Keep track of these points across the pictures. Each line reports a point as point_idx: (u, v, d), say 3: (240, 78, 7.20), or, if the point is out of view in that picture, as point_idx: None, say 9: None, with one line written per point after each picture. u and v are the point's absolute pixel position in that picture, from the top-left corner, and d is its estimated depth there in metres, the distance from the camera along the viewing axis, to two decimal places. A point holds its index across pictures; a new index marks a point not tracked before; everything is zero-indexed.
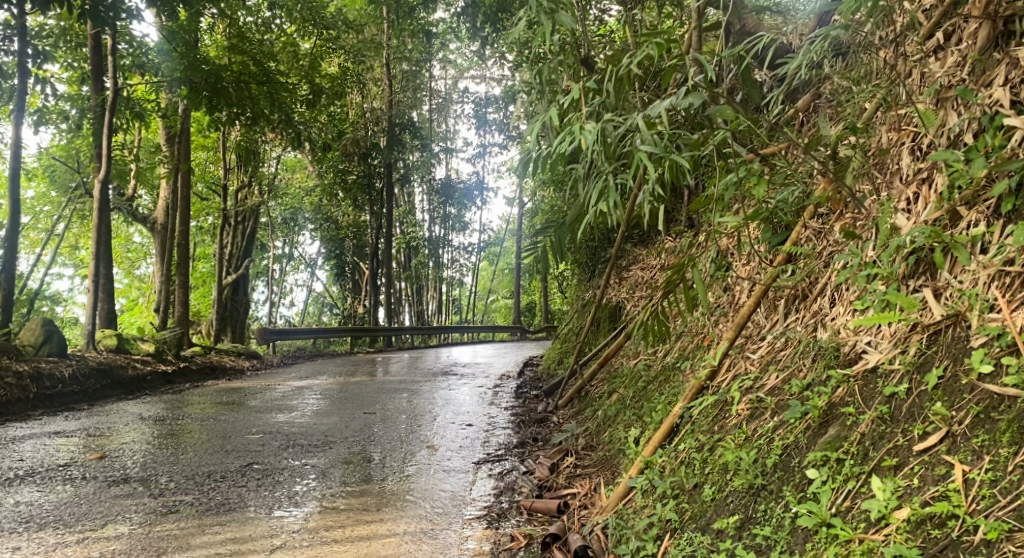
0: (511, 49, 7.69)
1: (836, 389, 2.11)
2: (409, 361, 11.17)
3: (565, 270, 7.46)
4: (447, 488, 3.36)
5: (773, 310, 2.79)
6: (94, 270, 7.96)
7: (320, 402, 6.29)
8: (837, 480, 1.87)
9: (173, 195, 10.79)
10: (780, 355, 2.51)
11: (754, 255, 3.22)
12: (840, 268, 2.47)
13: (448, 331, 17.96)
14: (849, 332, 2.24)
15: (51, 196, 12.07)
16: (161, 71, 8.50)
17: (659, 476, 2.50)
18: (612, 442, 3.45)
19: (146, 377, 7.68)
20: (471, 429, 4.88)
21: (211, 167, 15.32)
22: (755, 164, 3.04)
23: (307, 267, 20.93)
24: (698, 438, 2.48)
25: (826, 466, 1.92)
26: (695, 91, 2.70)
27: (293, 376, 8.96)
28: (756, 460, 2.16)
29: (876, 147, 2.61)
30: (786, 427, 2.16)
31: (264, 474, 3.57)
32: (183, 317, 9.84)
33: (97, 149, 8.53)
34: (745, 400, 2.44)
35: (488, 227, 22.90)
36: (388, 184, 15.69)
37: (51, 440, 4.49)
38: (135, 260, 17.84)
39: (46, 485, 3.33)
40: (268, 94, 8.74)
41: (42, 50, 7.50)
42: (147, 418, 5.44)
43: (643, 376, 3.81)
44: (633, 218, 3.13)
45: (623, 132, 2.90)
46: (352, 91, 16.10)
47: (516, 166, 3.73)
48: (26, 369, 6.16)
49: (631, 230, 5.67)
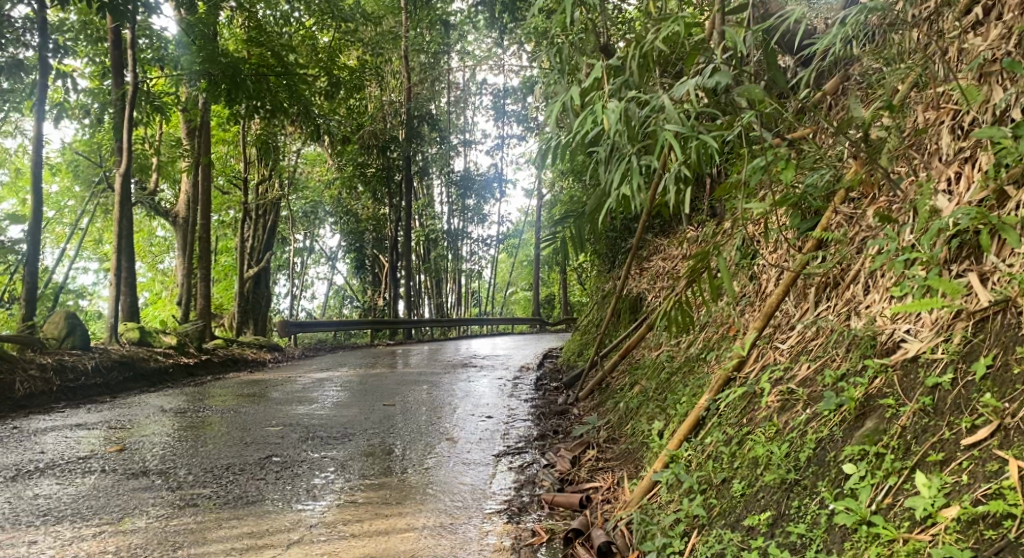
0: (530, 38, 7.60)
1: (873, 379, 2.01)
2: (429, 353, 11.15)
3: (585, 262, 7.38)
4: (467, 481, 3.30)
5: (803, 299, 2.69)
6: (116, 263, 8.00)
7: (340, 394, 6.27)
8: (876, 476, 1.78)
9: (194, 189, 10.83)
10: (810, 345, 2.41)
11: (782, 242, 3.12)
12: (874, 254, 2.37)
13: (468, 323, 17.90)
14: (886, 320, 2.14)
15: (74, 191, 12.17)
16: (180, 64, 8.48)
17: (685, 471, 2.42)
18: (635, 435, 3.37)
19: (168, 369, 7.71)
20: (490, 421, 4.82)
21: (232, 161, 15.39)
22: (783, 148, 2.95)
23: (327, 260, 20.99)
24: (726, 431, 2.40)
25: (864, 460, 1.84)
26: (722, 70, 2.62)
27: (314, 369, 8.97)
28: (788, 454, 2.07)
29: (914, 126, 2.50)
30: (820, 419, 2.07)
31: (282, 467, 3.53)
32: (205, 310, 9.89)
33: (117, 142, 8.56)
34: (775, 392, 2.35)
35: (507, 219, 22.83)
36: (407, 176, 15.64)
37: (73, 432, 4.50)
38: (158, 253, 17.97)
39: (65, 478, 3.32)
40: (288, 87, 8.68)
41: (62, 44, 7.50)
42: (168, 411, 5.44)
43: (667, 367, 3.72)
44: (657, 204, 3.04)
45: (647, 113, 2.81)
46: (371, 84, 16.08)
47: (535, 153, 3.65)
48: (50, 362, 6.20)
49: (652, 219, 5.58)
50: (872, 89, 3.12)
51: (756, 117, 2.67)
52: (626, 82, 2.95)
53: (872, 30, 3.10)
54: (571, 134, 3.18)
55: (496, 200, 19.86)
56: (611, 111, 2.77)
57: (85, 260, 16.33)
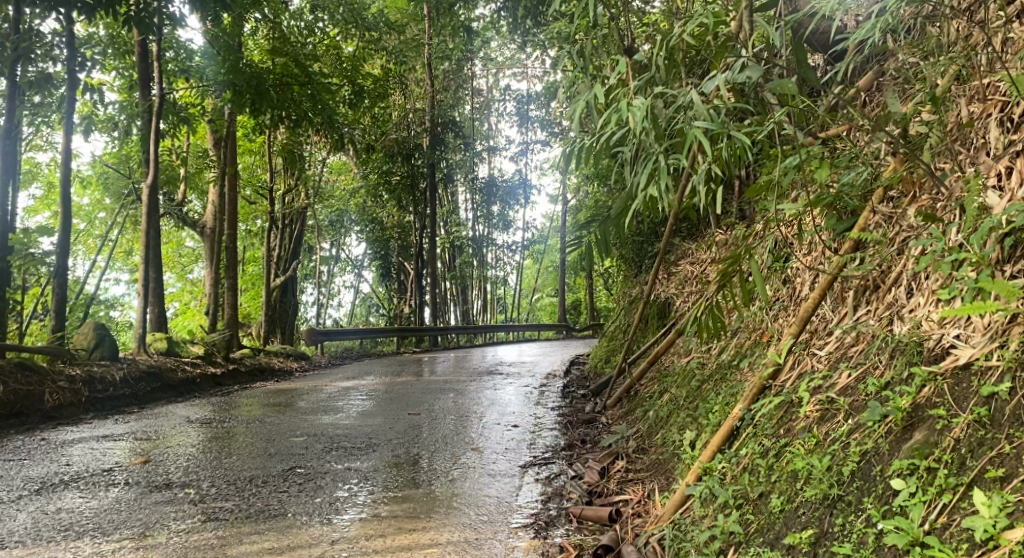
0: (553, 43, 7.52)
1: (921, 388, 1.89)
2: (455, 361, 11.09)
3: (611, 266, 7.28)
4: (493, 494, 3.22)
5: (841, 303, 2.57)
6: (144, 274, 8.06)
7: (366, 403, 6.23)
8: (928, 492, 1.67)
9: (220, 200, 10.90)
10: (851, 352, 2.30)
11: (817, 244, 3.00)
12: (917, 255, 2.26)
13: (495, 331, 17.80)
14: (933, 324, 2.02)
15: (105, 203, 12.33)
16: (206, 76, 8.55)
17: (720, 484, 2.31)
18: (666, 445, 3.27)
19: (195, 380, 7.73)
20: (517, 430, 4.74)
21: (258, 172, 15.52)
22: (816, 146, 2.83)
23: (354, 269, 21.08)
24: (763, 443, 2.30)
25: (914, 475, 1.72)
26: (753, 64, 2.53)
27: (340, 377, 8.95)
28: (829, 468, 1.96)
29: (960, 120, 2.38)
30: (863, 430, 1.96)
31: (306, 479, 3.49)
32: (232, 320, 9.93)
33: (145, 154, 8.64)
34: (813, 401, 2.24)
35: (532, 225, 22.76)
36: (432, 184, 15.63)
37: (99, 444, 4.51)
38: (187, 264, 18.19)
39: (88, 491, 3.31)
40: (311, 96, 8.69)
41: (91, 58, 7.60)
42: (194, 421, 5.44)
43: (697, 374, 3.62)
44: (686, 204, 2.95)
45: (674, 110, 2.70)
46: (395, 93, 16.13)
47: (559, 157, 3.57)
48: (79, 374, 6.24)
49: (680, 223, 5.48)
50: (911, 84, 3.01)
51: (789, 112, 2.57)
52: (654, 76, 2.86)
53: (909, 23, 3.00)
54: (595, 136, 3.09)
55: (521, 206, 19.79)
56: (639, 107, 2.68)
57: (116, 271, 16.57)
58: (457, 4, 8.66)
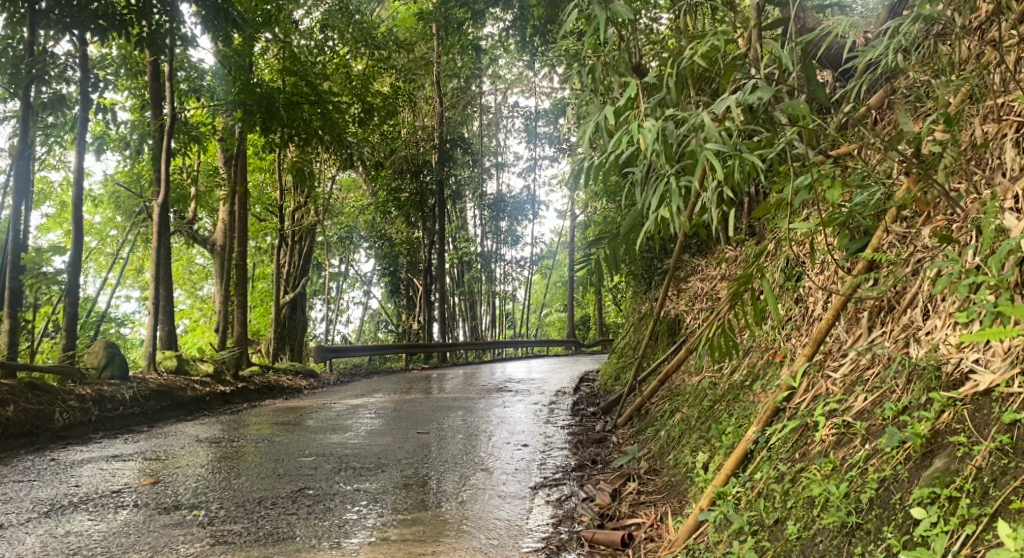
0: (561, 60, 7.57)
1: (940, 413, 1.86)
2: (465, 377, 11.06)
3: (621, 282, 7.26)
4: (503, 517, 3.19)
5: (854, 324, 2.54)
6: (154, 291, 8.10)
7: (375, 421, 6.21)
8: (950, 523, 1.63)
9: (230, 217, 10.95)
10: (866, 375, 2.27)
11: (829, 263, 2.98)
12: (933, 277, 2.23)
13: (503, 346, 17.72)
14: (951, 348, 1.99)
15: (116, 221, 12.42)
16: (217, 95, 8.63)
17: (734, 510, 2.28)
18: (678, 467, 3.24)
19: (205, 398, 7.74)
20: (527, 449, 4.71)
21: (268, 189, 15.60)
22: (827, 165, 2.82)
23: (363, 285, 21.11)
24: (777, 467, 2.27)
25: (935, 504, 1.69)
26: (764, 86, 2.50)
27: (350, 394, 8.95)
28: (847, 494, 1.93)
29: (975, 140, 2.36)
30: (882, 456, 1.93)
31: (315, 501, 3.46)
32: (242, 337, 9.96)
33: (156, 173, 8.71)
34: (828, 425, 2.21)
35: (541, 240, 22.74)
36: (440, 200, 15.66)
37: (109, 464, 4.51)
38: (198, 281, 18.30)
39: (97, 513, 3.30)
40: (322, 114, 8.73)
41: (104, 79, 7.69)
42: (203, 440, 5.43)
43: (709, 394, 3.58)
44: (697, 224, 2.93)
45: (685, 130, 2.67)
46: (404, 110, 16.22)
47: (568, 177, 3.57)
48: (89, 392, 6.26)
49: (689, 239, 5.47)
50: (922, 102, 3.00)
51: (799, 131, 2.57)
52: (663, 97, 2.85)
53: (921, 40, 2.99)
54: (605, 155, 3.06)
55: (530, 222, 19.79)
56: (649, 127, 2.67)
57: (127, 288, 16.68)
58: (466, 22, 8.69)
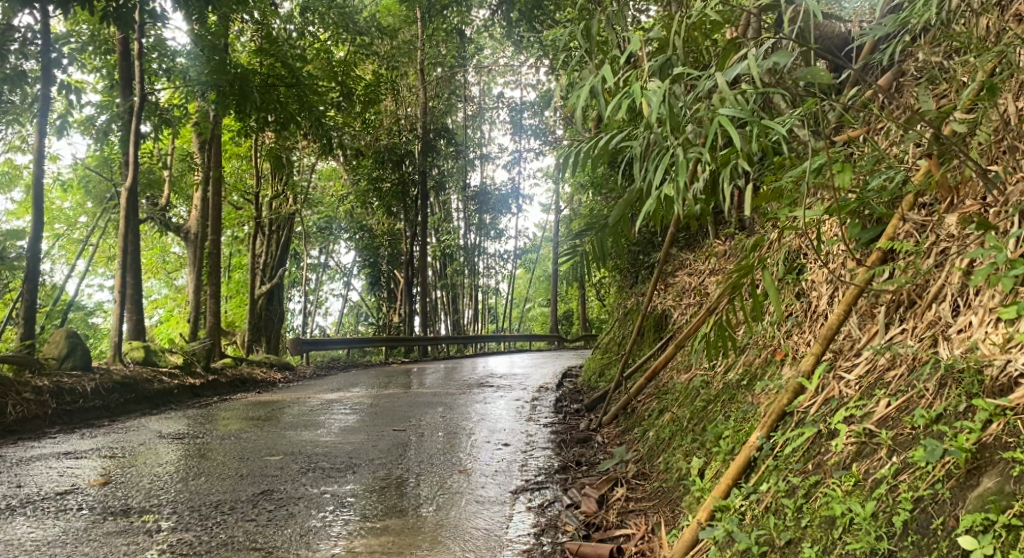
0: (548, 51, 7.37)
1: (987, 424, 1.65)
2: (446, 371, 10.80)
3: (605, 276, 7.07)
4: (480, 525, 2.93)
5: (868, 319, 2.32)
6: (120, 279, 7.74)
7: (350, 417, 5.93)
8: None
9: (204, 205, 10.59)
10: (886, 377, 2.05)
11: (835, 254, 2.76)
12: (964, 268, 2.03)
13: (485, 341, 17.44)
14: (993, 348, 1.79)
15: (87, 207, 12.00)
16: (188, 75, 8.22)
17: (739, 526, 2.05)
18: (670, 472, 3.03)
19: (173, 390, 7.42)
20: (507, 449, 4.46)
21: (245, 177, 15.20)
22: (836, 148, 2.60)
23: (342, 276, 20.74)
24: (788, 479, 2.04)
25: (990, 533, 1.49)
26: (784, 48, 2.20)
27: (326, 388, 8.69)
28: (875, 515, 1.72)
29: (1010, 118, 2.15)
30: (914, 471, 1.72)
31: (277, 505, 3.19)
32: (214, 328, 9.62)
33: (125, 156, 8.33)
34: (848, 433, 1.99)
35: (524, 233, 22.46)
36: (423, 192, 15.37)
37: (61, 462, 4.21)
38: (173, 270, 17.89)
39: (35, 518, 3.02)
40: (298, 96, 8.39)
41: (69, 56, 7.28)
42: (166, 437, 5.12)
43: (701, 394, 3.35)
44: (697, 208, 2.67)
45: (693, 97, 2.37)
46: (387, 99, 15.91)
47: (554, 162, 3.31)
48: (46, 385, 5.93)
49: (677, 232, 5.26)
50: (936, 85, 2.78)
51: (811, 107, 2.34)
52: (668, 58, 2.54)
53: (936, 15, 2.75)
54: (599, 130, 2.76)
55: (513, 215, 19.53)
56: (651, 93, 2.39)
57: (97, 276, 16.24)
58: (451, 8, 8.30)
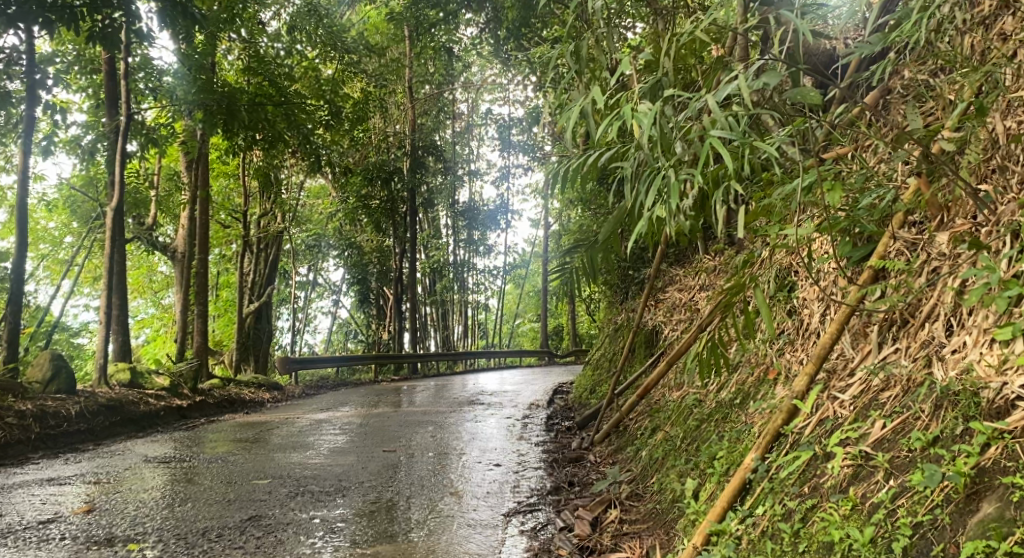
0: (535, 68, 7.39)
1: (985, 448, 1.65)
2: (436, 389, 10.71)
3: (595, 292, 7.05)
4: (472, 550, 2.89)
5: (861, 338, 2.31)
6: (106, 300, 7.65)
7: (339, 438, 5.85)
8: None
9: (191, 224, 10.50)
10: (881, 398, 2.05)
11: (825, 272, 2.75)
12: (956, 288, 2.04)
13: (475, 357, 17.31)
14: (989, 370, 1.79)
15: (72, 227, 11.90)
16: (174, 94, 8.17)
17: (736, 551, 2.02)
18: (664, 493, 2.99)
19: (160, 412, 7.33)
20: (498, 470, 4.40)
21: (232, 195, 15.12)
22: (825, 167, 2.60)
23: (331, 293, 20.64)
24: (785, 503, 2.02)
25: None
26: (775, 69, 2.19)
27: (315, 407, 8.60)
28: (874, 540, 1.71)
29: (998, 137, 2.16)
30: (914, 495, 1.71)
31: (266, 532, 3.14)
32: (202, 348, 9.52)
33: (111, 175, 8.26)
34: (845, 455, 1.97)
35: (514, 249, 22.45)
36: (411, 208, 15.33)
37: (43, 489, 4.12)
38: (159, 289, 17.74)
39: (16, 550, 2.94)
40: (286, 115, 8.31)
41: (53, 76, 7.21)
42: (151, 461, 5.03)
43: (694, 412, 3.33)
44: (688, 227, 2.66)
45: (685, 117, 2.35)
46: (376, 116, 15.92)
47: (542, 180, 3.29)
48: (30, 409, 5.84)
49: (667, 248, 5.25)
50: (923, 101, 2.80)
51: (800, 128, 2.33)
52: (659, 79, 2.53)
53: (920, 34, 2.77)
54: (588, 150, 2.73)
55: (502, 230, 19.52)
56: (642, 115, 2.37)
57: (82, 296, 16.08)
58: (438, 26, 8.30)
